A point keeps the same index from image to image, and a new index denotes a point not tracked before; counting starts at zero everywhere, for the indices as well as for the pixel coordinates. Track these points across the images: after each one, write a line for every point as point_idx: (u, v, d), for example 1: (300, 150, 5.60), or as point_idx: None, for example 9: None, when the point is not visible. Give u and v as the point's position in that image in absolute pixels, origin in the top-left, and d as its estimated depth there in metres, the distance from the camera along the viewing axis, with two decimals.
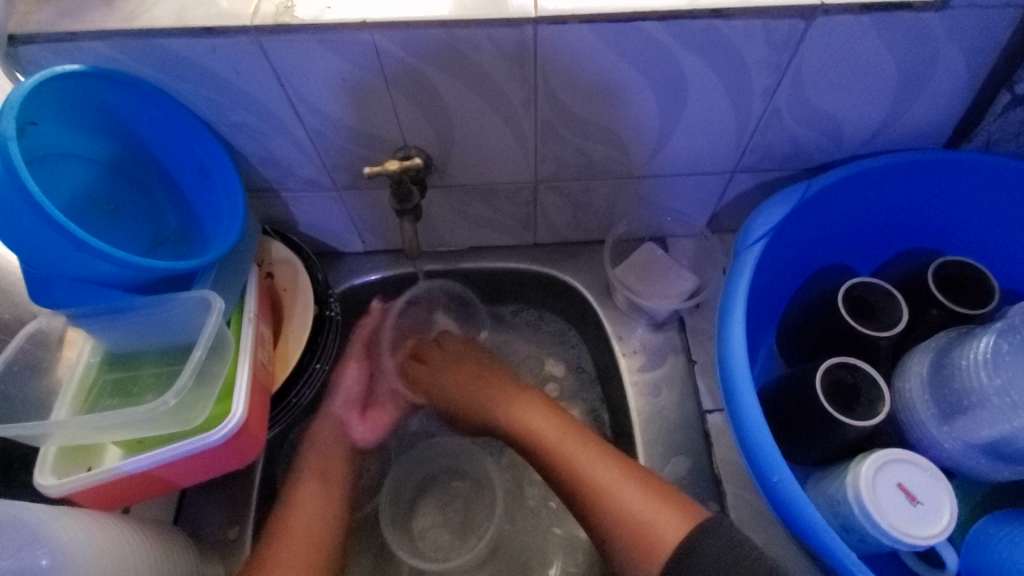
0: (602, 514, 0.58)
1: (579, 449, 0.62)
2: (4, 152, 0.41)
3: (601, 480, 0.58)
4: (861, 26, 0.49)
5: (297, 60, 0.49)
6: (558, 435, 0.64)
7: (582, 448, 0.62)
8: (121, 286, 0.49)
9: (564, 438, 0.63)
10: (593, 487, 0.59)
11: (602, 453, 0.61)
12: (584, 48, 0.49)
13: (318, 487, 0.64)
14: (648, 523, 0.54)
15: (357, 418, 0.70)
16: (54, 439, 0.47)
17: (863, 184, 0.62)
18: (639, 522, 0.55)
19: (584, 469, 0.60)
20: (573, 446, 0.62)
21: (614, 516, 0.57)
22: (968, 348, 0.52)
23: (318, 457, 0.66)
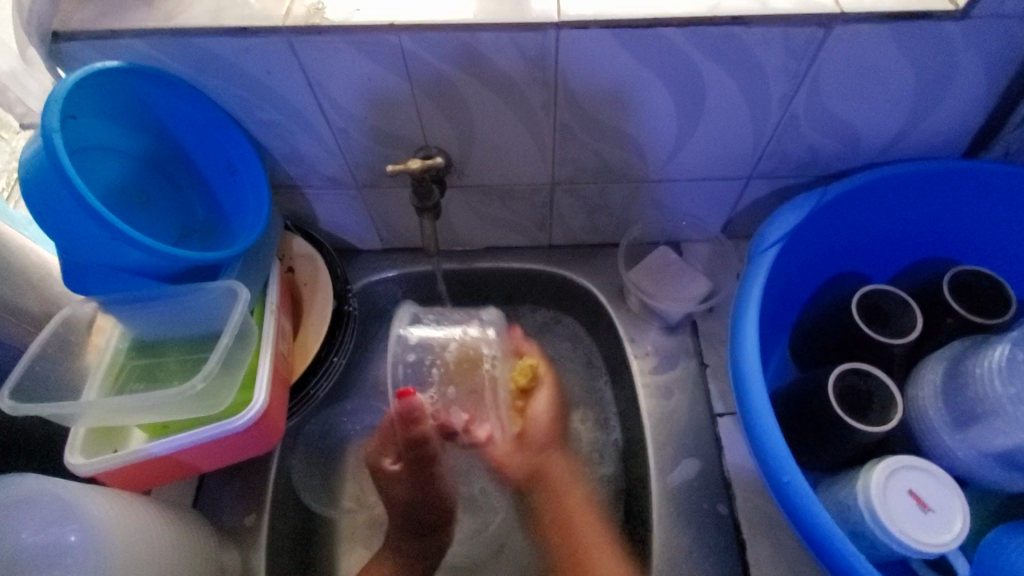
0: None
1: (566, 493, 0.68)
2: (50, 144, 0.43)
3: (580, 513, 0.66)
4: (880, 35, 0.49)
5: (327, 61, 0.51)
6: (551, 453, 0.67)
7: (576, 489, 0.68)
8: (153, 274, 0.50)
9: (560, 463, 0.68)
10: (569, 514, 0.66)
11: (587, 505, 0.67)
12: (606, 53, 0.51)
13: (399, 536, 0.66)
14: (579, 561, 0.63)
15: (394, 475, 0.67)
16: (84, 420, 0.48)
17: (879, 192, 0.62)
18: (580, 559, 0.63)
19: (575, 529, 0.65)
20: (583, 526, 0.65)
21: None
22: (983, 356, 0.52)
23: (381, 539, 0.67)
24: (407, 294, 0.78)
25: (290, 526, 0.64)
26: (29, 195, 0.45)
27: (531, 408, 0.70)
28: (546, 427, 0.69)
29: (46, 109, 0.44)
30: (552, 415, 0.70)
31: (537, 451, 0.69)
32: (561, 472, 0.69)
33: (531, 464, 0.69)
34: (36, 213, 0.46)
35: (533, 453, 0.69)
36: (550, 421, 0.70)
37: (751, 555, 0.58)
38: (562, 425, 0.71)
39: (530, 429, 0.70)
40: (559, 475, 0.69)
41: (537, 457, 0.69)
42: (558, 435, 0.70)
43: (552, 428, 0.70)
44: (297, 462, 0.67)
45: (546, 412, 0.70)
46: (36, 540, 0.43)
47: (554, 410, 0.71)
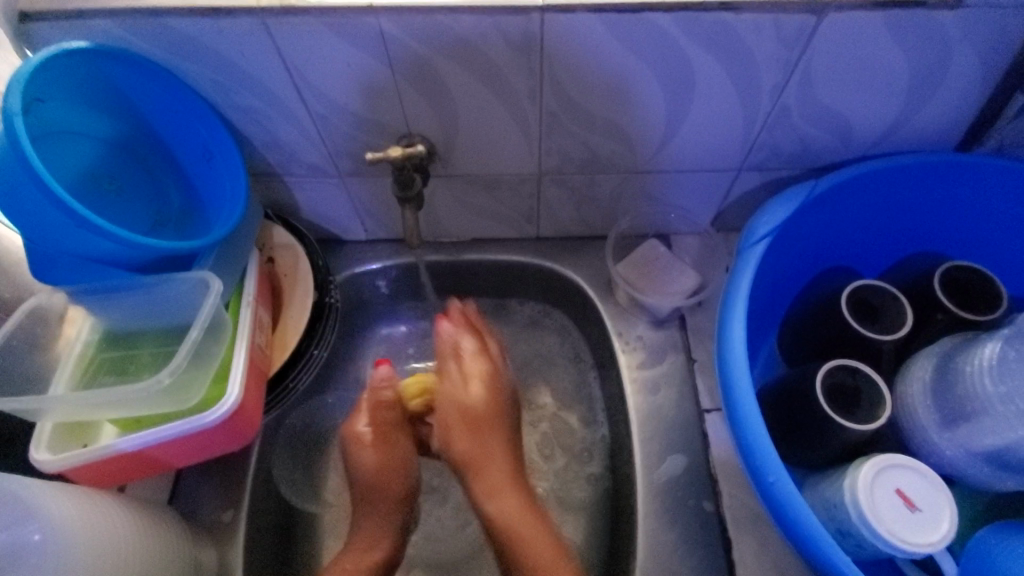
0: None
1: (505, 488, 0.63)
2: (11, 128, 0.41)
3: (528, 531, 0.60)
4: (874, 23, 0.48)
5: (303, 44, 0.49)
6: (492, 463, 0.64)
7: (521, 493, 0.63)
8: (122, 265, 0.49)
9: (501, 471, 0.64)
10: (502, 517, 0.61)
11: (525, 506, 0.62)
12: (591, 39, 0.49)
13: (370, 506, 0.63)
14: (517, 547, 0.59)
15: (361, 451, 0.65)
16: (51, 415, 0.47)
17: (872, 185, 0.61)
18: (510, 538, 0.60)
19: (538, 570, 0.57)
20: (537, 537, 0.59)
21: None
22: (973, 354, 0.51)
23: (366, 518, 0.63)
24: (393, 286, 0.76)
25: (270, 522, 0.62)
26: None
27: (468, 409, 0.65)
28: (485, 399, 0.66)
29: (6, 92, 0.42)
30: (489, 398, 0.67)
31: (474, 420, 0.66)
32: (464, 416, 0.66)
33: (462, 455, 0.65)
34: None
35: (472, 436, 0.65)
36: (467, 415, 0.65)
37: (736, 552, 0.57)
38: (508, 415, 0.68)
39: (459, 434, 0.66)
40: (497, 471, 0.64)
41: (480, 454, 0.65)
42: (489, 420, 0.66)
43: (479, 417, 0.66)
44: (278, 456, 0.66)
45: (479, 397, 0.66)
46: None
47: (489, 395, 0.67)
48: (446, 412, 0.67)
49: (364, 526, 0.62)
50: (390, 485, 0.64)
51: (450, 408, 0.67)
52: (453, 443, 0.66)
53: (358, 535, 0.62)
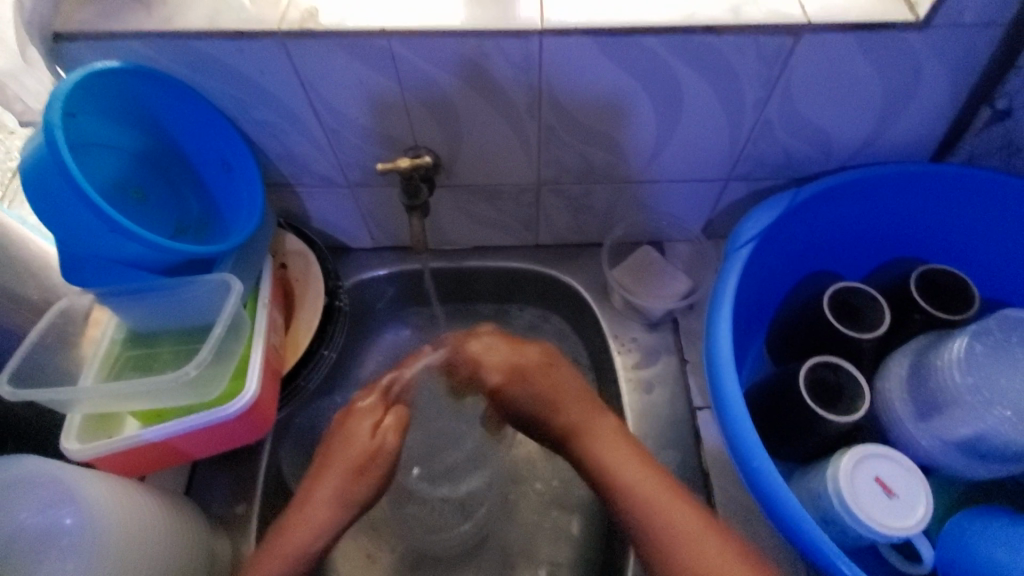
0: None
1: (617, 445, 0.54)
2: (53, 140, 0.45)
3: (626, 466, 0.53)
4: (845, 44, 0.52)
5: (319, 64, 0.53)
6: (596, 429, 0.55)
7: (629, 447, 0.54)
8: (149, 268, 0.52)
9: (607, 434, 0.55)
10: (613, 471, 0.52)
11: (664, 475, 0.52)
12: (586, 59, 0.53)
13: (351, 496, 0.56)
14: (660, 508, 0.50)
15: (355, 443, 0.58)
16: (80, 407, 0.50)
17: (849, 194, 0.65)
18: (665, 531, 0.49)
19: (663, 509, 0.50)
20: (677, 510, 0.49)
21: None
22: (943, 349, 0.55)
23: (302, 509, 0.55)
24: (397, 291, 0.80)
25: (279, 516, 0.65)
26: (30, 189, 0.47)
27: (558, 370, 0.60)
28: (506, 374, 0.60)
29: (48, 106, 0.46)
30: (551, 368, 0.60)
31: (519, 392, 0.59)
32: (555, 388, 0.58)
33: (566, 427, 0.56)
34: (36, 207, 0.48)
35: (542, 407, 0.58)
36: (555, 375, 0.59)
37: None
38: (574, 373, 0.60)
39: (551, 379, 0.59)
40: (603, 429, 0.55)
41: (590, 416, 0.56)
42: (562, 381, 0.59)
43: (564, 384, 0.59)
44: (287, 454, 0.68)
45: (497, 376, 0.60)
46: (34, 522, 0.44)
47: (515, 365, 0.60)
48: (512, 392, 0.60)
49: (310, 510, 0.55)
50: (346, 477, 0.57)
51: (553, 377, 0.59)
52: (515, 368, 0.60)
53: (318, 499, 0.55)
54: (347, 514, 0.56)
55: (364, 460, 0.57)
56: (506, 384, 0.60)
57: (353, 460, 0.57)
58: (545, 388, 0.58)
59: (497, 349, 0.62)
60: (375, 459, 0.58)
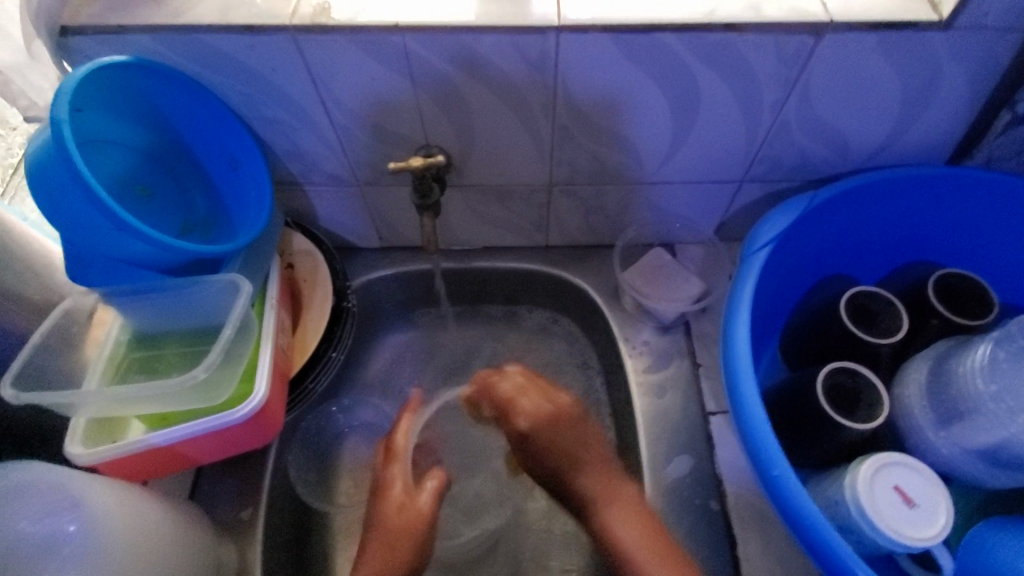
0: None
1: (631, 517, 0.56)
2: (59, 136, 0.43)
3: (620, 501, 0.57)
4: (867, 44, 0.51)
5: (330, 60, 0.52)
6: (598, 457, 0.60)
7: (637, 513, 0.56)
8: (156, 267, 0.51)
9: (624, 491, 0.58)
10: (614, 527, 0.56)
11: (651, 528, 0.56)
12: (603, 56, 0.52)
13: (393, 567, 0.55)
14: (644, 569, 0.52)
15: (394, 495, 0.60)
16: (84, 410, 0.49)
17: (865, 197, 0.64)
18: (641, 572, 0.52)
19: (646, 557, 0.53)
20: (660, 569, 0.52)
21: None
22: (965, 356, 0.54)
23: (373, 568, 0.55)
24: (405, 293, 0.79)
25: (284, 520, 0.64)
26: (35, 186, 0.46)
27: (572, 426, 0.62)
28: (540, 417, 0.62)
29: (54, 101, 0.45)
30: (566, 421, 0.62)
31: (547, 443, 0.61)
32: (574, 443, 0.61)
33: (583, 492, 0.58)
34: (41, 204, 0.46)
35: (563, 461, 0.59)
36: (580, 432, 0.62)
37: (741, 550, 0.59)
38: (584, 429, 0.62)
39: (573, 444, 0.60)
40: (622, 494, 0.57)
41: (600, 477, 0.59)
42: (579, 437, 0.61)
43: (581, 440, 0.61)
44: (292, 458, 0.67)
45: (531, 416, 0.62)
46: (33, 532, 0.43)
47: (548, 413, 0.62)
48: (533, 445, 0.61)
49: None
50: (405, 532, 0.58)
51: (574, 437, 0.61)
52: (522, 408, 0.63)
53: (358, 574, 0.55)
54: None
55: (403, 529, 0.58)
56: (538, 431, 0.62)
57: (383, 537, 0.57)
58: (563, 439, 0.60)
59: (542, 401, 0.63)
60: (410, 531, 0.58)
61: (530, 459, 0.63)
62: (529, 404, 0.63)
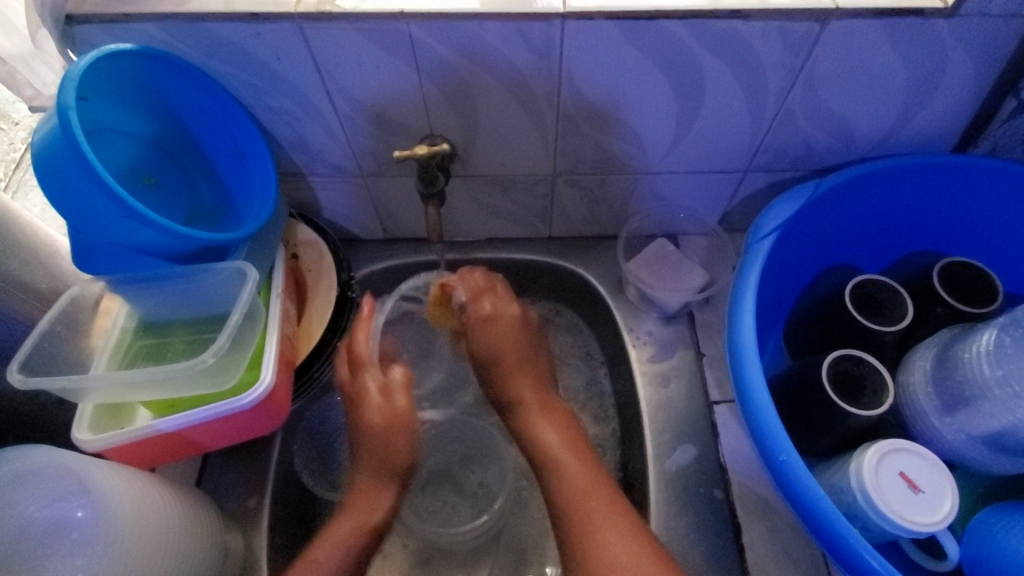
0: (595, 572, 0.52)
1: (556, 427, 0.62)
2: (66, 121, 0.43)
3: (569, 458, 0.59)
4: (873, 31, 0.51)
5: (335, 48, 0.52)
6: (538, 404, 0.64)
7: (563, 428, 0.62)
8: (162, 255, 0.51)
9: (563, 429, 0.62)
10: (546, 442, 0.61)
11: (574, 437, 0.62)
12: (608, 43, 0.52)
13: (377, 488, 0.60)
14: (586, 497, 0.56)
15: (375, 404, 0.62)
16: (92, 396, 0.49)
17: (870, 185, 0.64)
18: (578, 497, 0.56)
19: (582, 505, 0.56)
20: (608, 527, 0.54)
21: (591, 554, 0.53)
22: (971, 342, 0.54)
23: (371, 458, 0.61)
24: (408, 284, 0.79)
25: (289, 509, 0.64)
26: (42, 173, 0.46)
27: (497, 325, 0.66)
28: (484, 317, 0.66)
29: (61, 88, 0.45)
30: (517, 326, 0.67)
31: (490, 338, 0.66)
32: (506, 347, 0.66)
33: (509, 392, 0.65)
34: (48, 191, 0.47)
35: (506, 359, 0.66)
36: (512, 333, 0.66)
37: (746, 539, 0.59)
38: (526, 340, 0.67)
39: (499, 341, 0.66)
40: (548, 414, 0.63)
41: (528, 395, 0.65)
42: (518, 343, 0.66)
43: (518, 347, 0.66)
44: (298, 447, 0.68)
45: (489, 312, 0.67)
46: (41, 516, 0.43)
47: (497, 314, 0.67)
48: (480, 349, 0.67)
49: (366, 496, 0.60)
50: (398, 439, 0.62)
51: (507, 338, 0.66)
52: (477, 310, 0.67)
53: (345, 523, 0.58)
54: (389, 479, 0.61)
55: (390, 425, 0.62)
56: (490, 327, 0.66)
57: (371, 458, 0.61)
58: (511, 344, 0.66)
59: (506, 323, 0.67)
60: (399, 425, 0.62)
61: (475, 362, 0.68)
62: (492, 338, 0.66)
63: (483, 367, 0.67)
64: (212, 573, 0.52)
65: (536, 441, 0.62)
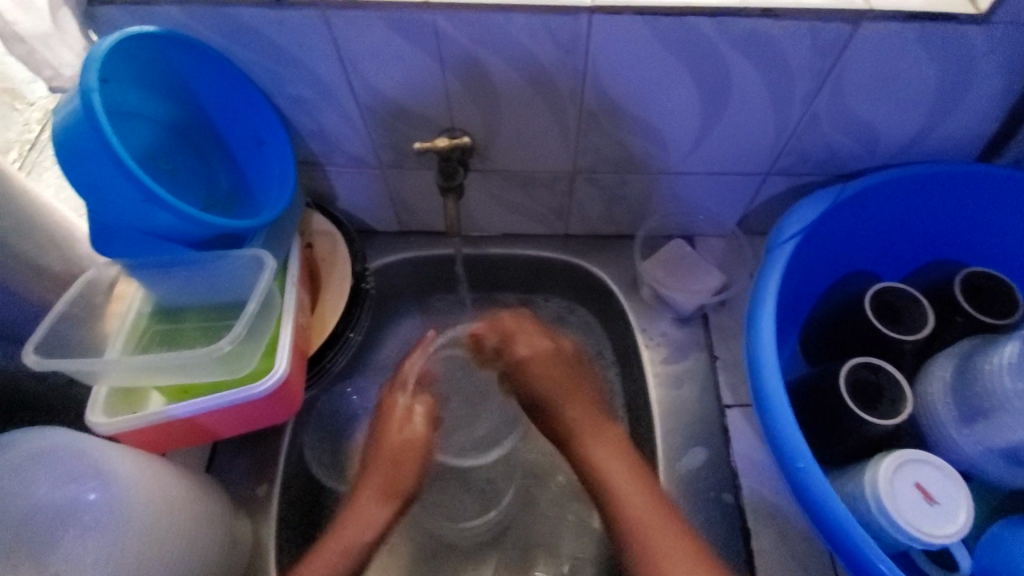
0: None
1: (615, 453, 0.58)
2: (89, 103, 0.43)
3: (604, 455, 0.58)
4: (905, 35, 0.50)
5: (359, 38, 0.51)
6: (592, 425, 0.60)
7: (626, 460, 0.57)
8: (180, 241, 0.51)
9: (619, 455, 0.58)
10: (599, 464, 0.57)
11: (637, 467, 0.57)
12: (634, 40, 0.51)
13: (392, 489, 0.60)
14: (624, 493, 0.55)
15: (414, 425, 0.64)
16: (108, 380, 0.49)
17: (893, 192, 0.63)
18: (620, 492, 0.55)
19: (646, 529, 0.52)
20: (659, 528, 0.52)
21: (643, 543, 0.52)
22: (993, 353, 0.53)
23: (383, 474, 0.60)
24: (420, 277, 0.79)
25: (298, 499, 0.64)
26: (63, 155, 0.46)
27: (529, 370, 0.65)
28: (533, 353, 0.66)
29: (84, 69, 0.44)
30: (553, 360, 0.65)
31: (534, 377, 0.64)
32: (564, 375, 0.64)
33: (566, 423, 0.61)
34: (69, 173, 0.46)
35: (557, 391, 0.63)
36: (569, 370, 0.65)
37: (756, 544, 0.59)
38: (573, 368, 0.65)
39: (550, 381, 0.63)
40: (607, 437, 0.59)
41: (600, 431, 0.60)
42: (569, 374, 0.65)
43: (572, 377, 0.64)
44: (307, 437, 0.68)
45: (528, 352, 0.66)
46: (52, 498, 0.43)
47: (545, 351, 0.66)
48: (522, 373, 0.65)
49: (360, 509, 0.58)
50: (405, 455, 0.62)
51: (559, 370, 0.65)
52: (515, 342, 0.67)
53: (365, 499, 0.58)
54: (396, 504, 0.59)
55: (402, 451, 0.62)
56: (527, 364, 0.65)
57: (388, 453, 0.61)
58: (556, 375, 0.64)
59: (553, 360, 0.65)
60: (410, 452, 0.62)
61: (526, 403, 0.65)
62: (541, 380, 0.64)
63: (527, 401, 0.65)
64: (220, 560, 0.52)
65: (581, 446, 0.59)
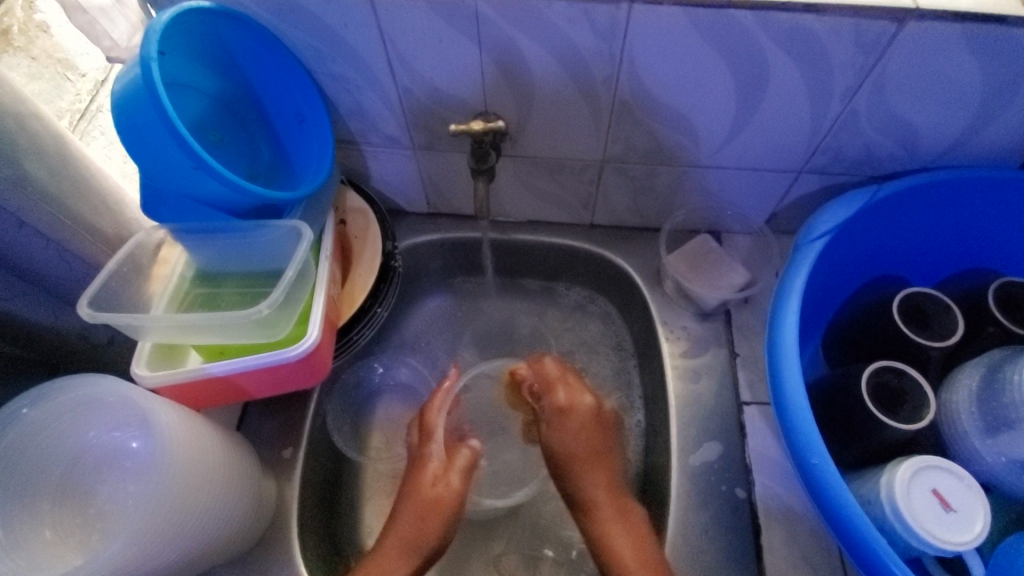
0: None
1: (615, 517, 0.61)
2: (148, 72, 0.45)
3: (602, 494, 0.63)
4: (951, 35, 0.49)
5: (402, 19, 0.53)
6: (599, 464, 0.65)
7: (629, 526, 0.60)
8: (225, 208, 0.53)
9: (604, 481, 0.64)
10: (612, 546, 0.59)
11: (645, 544, 0.58)
12: (672, 31, 0.52)
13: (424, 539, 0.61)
14: (610, 534, 0.60)
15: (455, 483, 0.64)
16: (152, 336, 0.52)
17: (929, 196, 0.62)
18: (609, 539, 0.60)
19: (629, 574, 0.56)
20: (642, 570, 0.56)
21: None
22: (1022, 364, 0.52)
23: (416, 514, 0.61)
24: (446, 259, 0.80)
25: (320, 464, 0.67)
26: (121, 121, 0.48)
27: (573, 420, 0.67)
28: (552, 415, 0.68)
29: (146, 39, 0.47)
30: (591, 422, 0.67)
31: (562, 425, 0.67)
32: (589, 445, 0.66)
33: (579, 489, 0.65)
34: (125, 139, 0.49)
35: (580, 452, 0.66)
36: (593, 435, 0.67)
37: (765, 540, 0.59)
38: (606, 439, 0.67)
39: (582, 441, 0.66)
40: (612, 508, 0.62)
41: (597, 481, 0.64)
42: (602, 443, 0.67)
43: (603, 447, 0.67)
44: (331, 408, 0.71)
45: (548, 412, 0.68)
46: (104, 440, 0.49)
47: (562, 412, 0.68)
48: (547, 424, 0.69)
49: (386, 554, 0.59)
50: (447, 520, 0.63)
51: (596, 439, 0.67)
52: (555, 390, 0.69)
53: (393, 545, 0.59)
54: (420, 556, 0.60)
55: (433, 505, 0.62)
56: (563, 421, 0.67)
57: (420, 505, 0.62)
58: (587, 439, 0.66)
59: (588, 428, 0.67)
60: (440, 507, 0.63)
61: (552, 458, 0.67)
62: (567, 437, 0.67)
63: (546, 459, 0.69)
64: (247, 514, 0.55)
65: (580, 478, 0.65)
